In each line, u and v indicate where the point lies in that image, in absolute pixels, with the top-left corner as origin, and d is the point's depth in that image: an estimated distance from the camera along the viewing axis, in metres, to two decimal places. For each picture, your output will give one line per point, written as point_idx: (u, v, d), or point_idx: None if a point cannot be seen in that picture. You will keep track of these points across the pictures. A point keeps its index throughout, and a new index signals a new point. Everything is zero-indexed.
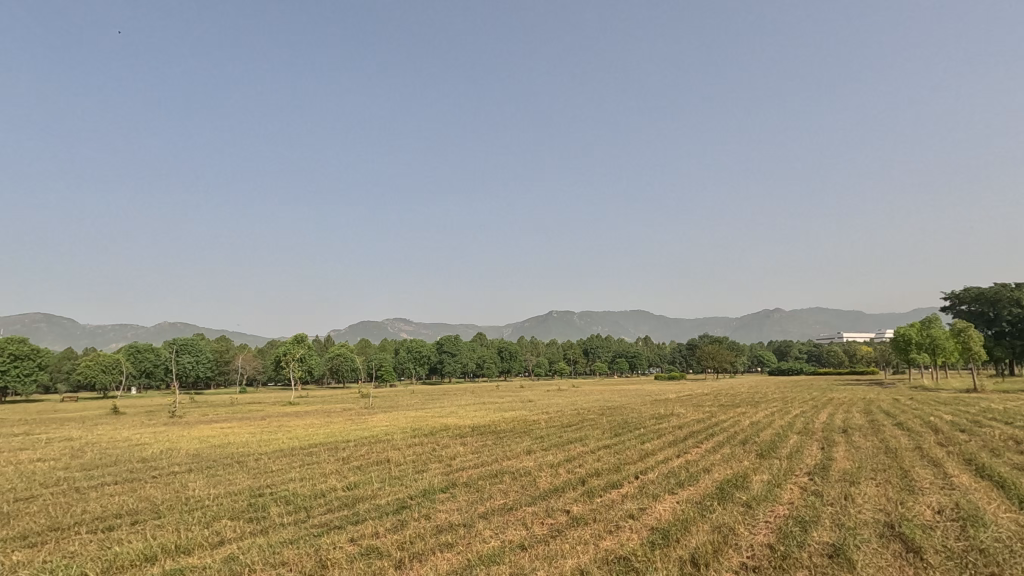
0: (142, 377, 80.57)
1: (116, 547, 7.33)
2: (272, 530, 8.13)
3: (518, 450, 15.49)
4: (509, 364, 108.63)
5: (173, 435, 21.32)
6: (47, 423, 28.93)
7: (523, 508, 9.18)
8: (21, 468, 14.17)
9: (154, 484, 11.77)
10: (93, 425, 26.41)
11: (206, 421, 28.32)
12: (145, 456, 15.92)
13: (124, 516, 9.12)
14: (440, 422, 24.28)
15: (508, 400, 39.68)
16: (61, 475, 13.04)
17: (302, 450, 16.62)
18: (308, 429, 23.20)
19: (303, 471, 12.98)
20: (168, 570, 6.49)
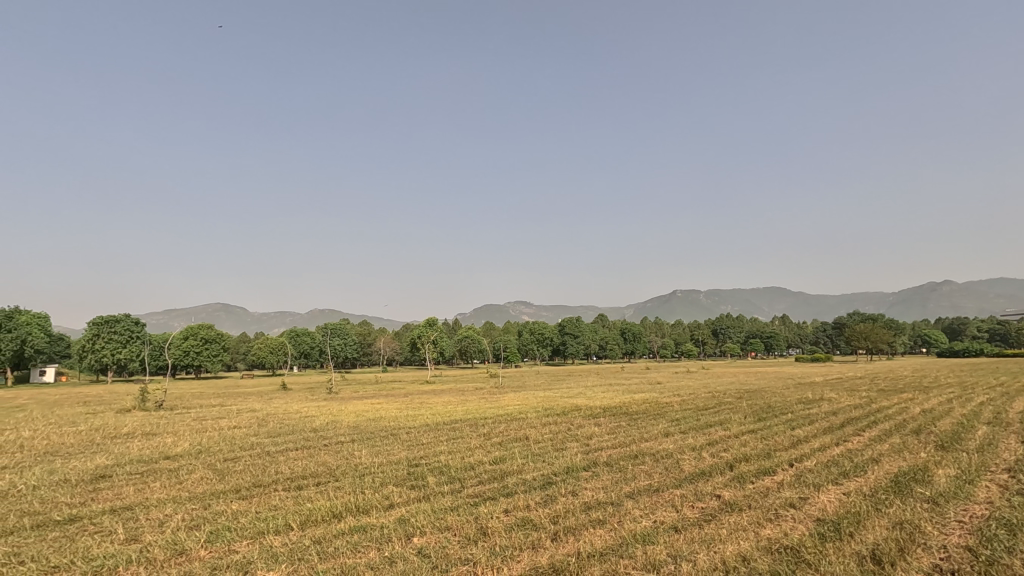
0: (302, 357, 91.29)
1: (309, 504, 8.45)
2: (433, 497, 8.83)
3: (655, 432, 15.20)
4: (633, 345, 106.49)
5: (333, 409, 23.92)
6: (235, 396, 34.09)
7: (671, 490, 9.01)
8: (222, 433, 16.82)
9: (327, 451, 13.34)
10: (270, 399, 30.55)
11: (358, 397, 31.44)
12: (315, 426, 18.05)
13: (309, 477, 10.48)
14: (570, 403, 24.52)
15: (636, 382, 38.94)
16: (254, 440, 15.30)
17: (446, 425, 17.77)
18: (448, 405, 24.76)
19: (451, 445, 13.91)
20: (353, 526, 7.35)
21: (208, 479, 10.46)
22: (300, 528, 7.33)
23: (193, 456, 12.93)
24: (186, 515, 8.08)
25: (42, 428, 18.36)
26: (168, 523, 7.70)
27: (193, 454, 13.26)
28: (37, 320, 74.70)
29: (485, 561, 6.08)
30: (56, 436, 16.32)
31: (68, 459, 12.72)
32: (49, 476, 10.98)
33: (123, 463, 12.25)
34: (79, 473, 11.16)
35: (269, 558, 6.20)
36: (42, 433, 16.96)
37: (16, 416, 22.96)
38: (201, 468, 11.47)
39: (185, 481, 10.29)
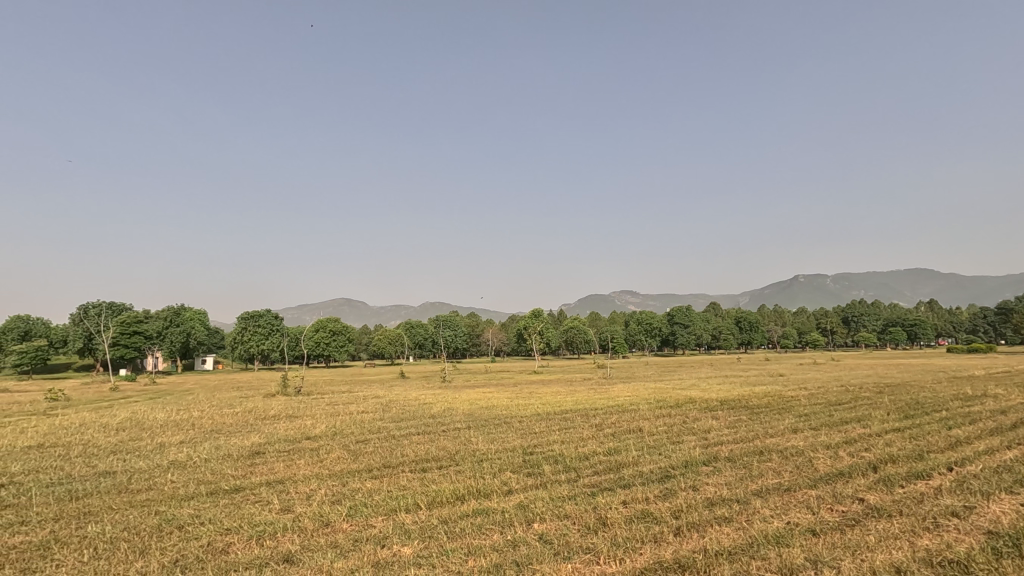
0: (417, 348, 96.70)
1: (434, 485, 8.94)
2: (550, 485, 8.97)
3: (782, 428, 14.15)
4: (750, 335, 99.99)
5: (448, 397, 25.06)
6: (361, 383, 36.99)
7: (804, 490, 8.35)
8: (353, 417, 18.33)
9: (446, 437, 14.03)
10: (391, 387, 32.75)
11: (470, 386, 32.72)
12: (433, 413, 19.04)
13: (431, 461, 11.10)
14: (684, 395, 23.57)
15: (756, 374, 36.52)
16: (380, 425, 16.50)
17: (557, 414, 17.90)
18: (558, 395, 24.92)
19: (563, 434, 13.99)
20: (475, 509, 7.67)
21: (344, 459, 11.46)
22: (427, 508, 7.79)
23: (330, 438, 14.23)
24: (328, 490, 8.92)
25: (209, 409, 21.17)
26: (313, 496, 8.55)
27: (329, 436, 14.59)
28: (198, 317, 86.25)
29: (607, 551, 6.06)
30: (219, 417, 18.74)
31: (230, 437, 14.56)
32: (216, 450, 12.66)
33: (273, 442, 13.79)
34: (238, 450, 12.73)
35: (402, 534, 6.65)
36: (208, 414, 19.56)
37: (188, 399, 26.74)
38: (337, 449, 12.59)
39: (325, 460, 11.36)
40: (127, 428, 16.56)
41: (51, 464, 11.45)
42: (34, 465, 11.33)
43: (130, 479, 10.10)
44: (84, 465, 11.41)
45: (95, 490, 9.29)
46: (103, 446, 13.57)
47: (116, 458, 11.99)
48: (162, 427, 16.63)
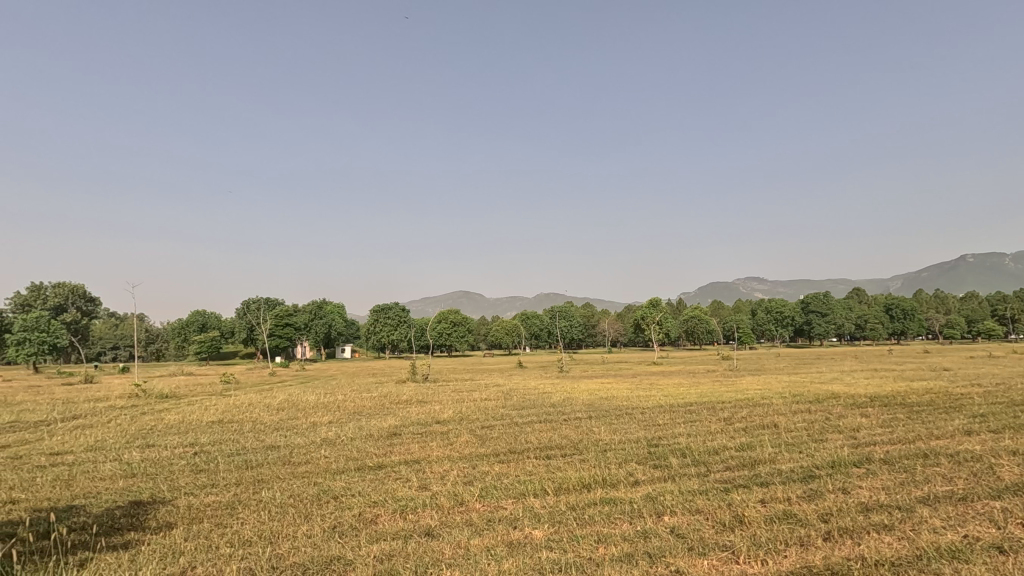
0: (534, 338, 98.37)
1: (560, 472, 9.05)
2: (680, 478, 8.69)
3: (951, 429, 12.37)
4: (904, 324, 88.43)
5: (567, 387, 25.18)
6: (483, 372, 38.51)
7: (985, 502, 7.23)
8: (477, 404, 19.12)
9: (568, 426, 14.13)
10: (511, 375, 33.72)
11: (589, 376, 32.63)
12: (554, 402, 19.26)
13: (555, 448, 11.26)
14: (825, 390, 21.48)
15: (913, 368, 32.30)
16: (503, 412, 17.06)
17: (681, 407, 17.23)
18: (680, 387, 24.00)
19: (690, 427, 13.45)
20: (603, 498, 7.66)
21: (472, 443, 12.02)
22: (554, 494, 7.93)
23: (457, 422, 14.99)
24: (460, 472, 9.43)
25: (350, 393, 23.28)
26: (447, 476, 9.08)
27: (457, 421, 15.37)
28: (337, 310, 95.12)
29: (747, 551, 5.73)
30: (359, 401, 20.53)
31: (369, 419, 15.91)
32: (359, 431, 13.90)
33: (407, 424, 14.84)
34: (378, 431, 13.88)
35: (532, 517, 6.84)
36: (350, 397, 21.53)
37: (333, 383, 29.65)
38: (465, 433, 13.24)
39: (455, 443, 12.00)
40: (286, 408, 18.78)
41: (230, 437, 13.33)
42: (217, 438, 13.26)
43: (291, 452, 11.47)
44: (254, 438, 13.14)
45: (265, 461, 10.68)
46: (268, 423, 15.50)
47: (279, 434, 13.65)
48: (313, 408, 18.63)
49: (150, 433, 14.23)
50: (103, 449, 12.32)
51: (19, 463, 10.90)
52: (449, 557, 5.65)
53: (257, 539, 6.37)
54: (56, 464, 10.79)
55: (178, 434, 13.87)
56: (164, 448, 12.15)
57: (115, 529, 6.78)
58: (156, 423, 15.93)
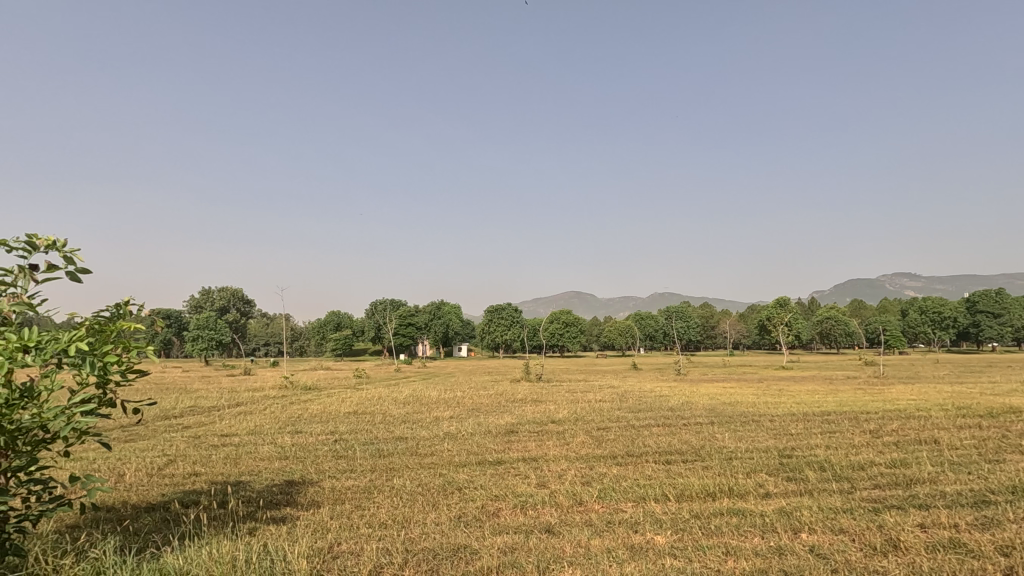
0: (648, 339, 95.64)
1: (681, 479, 8.71)
2: (818, 494, 7.95)
3: None
4: None
5: (686, 390, 24.10)
6: (596, 373, 38.17)
7: None
8: (592, 405, 19.00)
9: (688, 431, 13.54)
10: (625, 377, 33.08)
11: (709, 379, 30.99)
12: (672, 406, 18.57)
13: (676, 454, 10.85)
14: (1000, 402, 18.42)
15: None
16: (618, 414, 16.77)
17: (817, 416, 15.74)
18: (815, 394, 21.96)
19: (828, 439, 12.26)
20: (729, 508, 7.25)
21: (588, 444, 11.98)
22: (676, 500, 7.67)
23: (573, 423, 15.01)
24: (577, 472, 9.44)
25: (469, 390, 24.25)
26: (565, 475, 9.15)
27: (572, 421, 15.39)
28: (454, 310, 99.62)
29: None
30: (477, 398, 21.33)
31: (488, 416, 16.47)
32: (478, 426, 14.46)
33: (523, 423, 15.15)
34: (496, 427, 14.32)
35: (654, 523, 6.67)
36: (469, 394, 22.46)
37: (451, 380, 31.14)
38: (581, 434, 13.23)
39: (571, 443, 12.03)
40: (412, 402, 20.06)
41: (364, 427, 14.54)
42: (353, 427, 14.51)
43: (418, 444, 12.24)
44: (385, 430, 14.21)
45: (395, 451, 11.51)
46: (396, 416, 16.67)
47: (406, 426, 14.61)
48: (435, 403, 19.70)
49: (298, 420, 15.95)
50: (261, 432, 14.05)
51: (199, 442, 12.78)
52: (570, 555, 5.69)
53: (391, 523, 6.88)
54: (226, 444, 12.49)
55: (321, 423, 15.42)
56: (310, 434, 13.56)
57: (275, 504, 7.71)
58: (303, 412, 17.82)
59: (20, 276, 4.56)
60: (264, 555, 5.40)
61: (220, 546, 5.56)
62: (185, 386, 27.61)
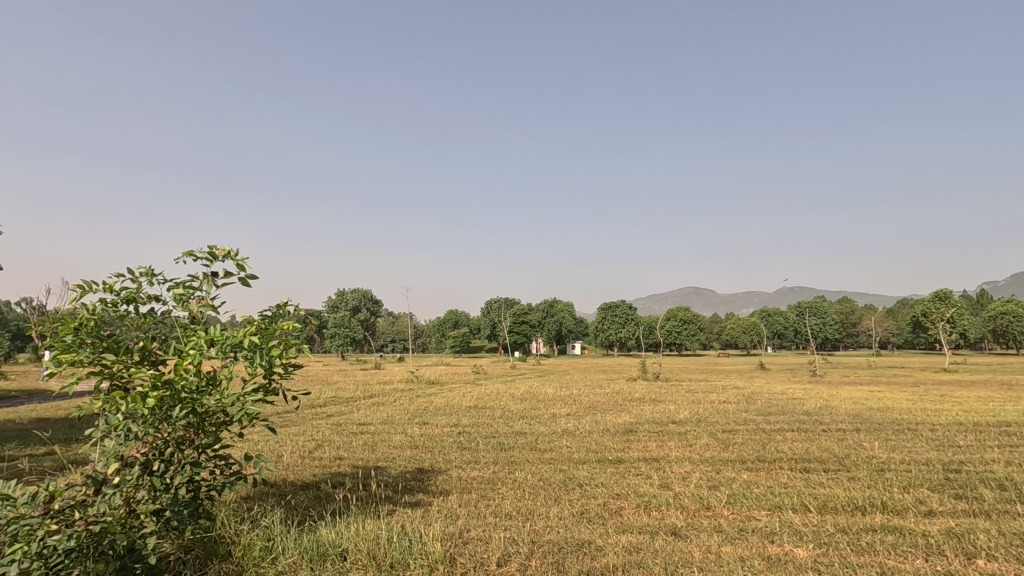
0: (777, 337, 88.75)
1: (822, 489, 7.99)
2: (998, 516, 6.87)
3: None
4: None
5: (823, 393, 21.97)
6: (719, 373, 36.16)
7: None
8: (716, 406, 18.04)
9: (828, 438, 12.35)
10: (752, 378, 30.95)
11: (851, 382, 27.98)
12: (808, 410, 17.04)
13: (816, 462, 9.95)
14: None
15: None
16: (746, 416, 15.74)
17: (993, 427, 13.54)
18: (989, 402, 18.93)
19: (1009, 453, 10.50)
20: (882, 525, 6.53)
21: (714, 446, 11.40)
22: (817, 512, 7.06)
23: (696, 424, 14.35)
24: (703, 475, 9.03)
25: (585, 388, 24.16)
26: (690, 478, 8.79)
27: (694, 422, 14.73)
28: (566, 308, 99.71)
29: None
30: (593, 395, 21.19)
31: (605, 414, 16.30)
32: (596, 424, 14.38)
33: (642, 422, 14.79)
34: (614, 426, 14.14)
35: (793, 534, 6.20)
36: (585, 392, 22.39)
37: (566, 378, 31.27)
38: (705, 436, 12.63)
39: (694, 446, 11.52)
40: (528, 398, 20.43)
41: (485, 421, 15.10)
42: (475, 421, 15.14)
43: (537, 439, 12.45)
44: (504, 424, 14.64)
45: (516, 445, 11.82)
46: (514, 411, 17.11)
47: (524, 422, 14.94)
48: (552, 400, 19.90)
49: (424, 413, 16.96)
50: (393, 423, 15.15)
51: (340, 429, 14.11)
52: (700, 561, 5.49)
53: (516, 514, 7.09)
54: (363, 432, 13.64)
55: (445, 416, 16.27)
56: (435, 426, 14.38)
57: (408, 489, 8.30)
58: (428, 405, 18.93)
59: (204, 282, 5.40)
60: (403, 536, 5.84)
61: (364, 524, 6.11)
62: (326, 379, 30.55)
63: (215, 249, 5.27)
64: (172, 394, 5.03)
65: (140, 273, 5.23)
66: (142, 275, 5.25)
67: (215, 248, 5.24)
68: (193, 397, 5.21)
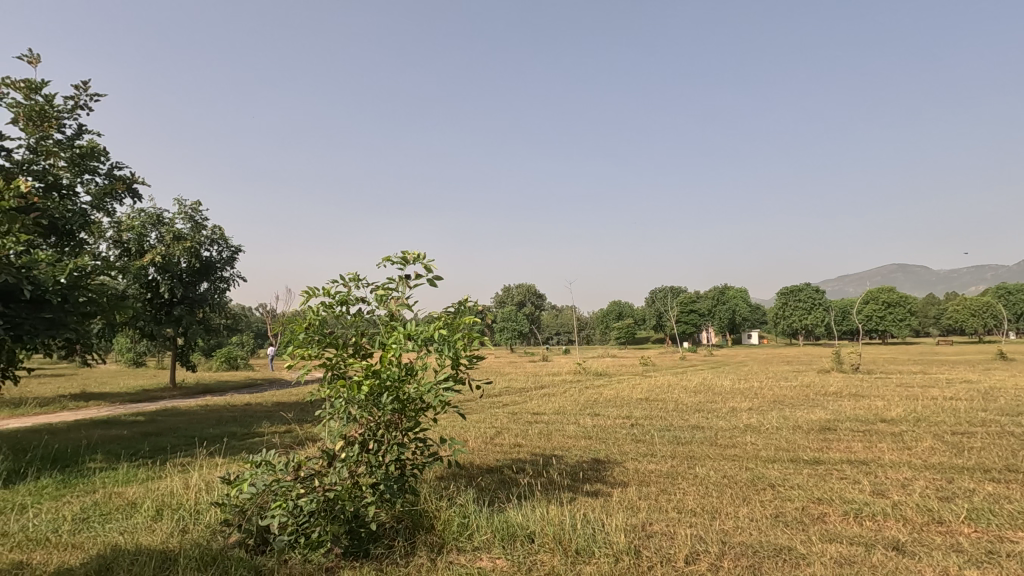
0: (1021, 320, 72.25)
1: None
2: None
3: None
4: None
5: None
6: (940, 363, 30.54)
7: None
8: (939, 404, 15.18)
9: None
10: (986, 370, 25.61)
11: None
12: None
13: None
14: None
15: None
16: (984, 416, 13.02)
17: None
18: None
19: None
20: None
21: (942, 451, 9.61)
22: None
23: (914, 424, 12.25)
24: (930, 483, 7.66)
25: (768, 381, 22.06)
26: (912, 486, 7.53)
27: (912, 421, 12.59)
28: (739, 295, 92.41)
29: None
30: (778, 389, 19.36)
31: (795, 409, 14.76)
32: (785, 420, 13.07)
33: (842, 420, 13.06)
34: (807, 422, 12.71)
35: None
36: (767, 385, 20.56)
37: (744, 369, 29.05)
38: (928, 438, 10.71)
39: (914, 448, 9.84)
40: (703, 391, 19.37)
41: (658, 414, 14.66)
42: (647, 413, 14.77)
43: (717, 434, 11.74)
44: (680, 417, 14.05)
45: (694, 440, 11.27)
46: (689, 404, 16.32)
47: (701, 415, 14.17)
48: (730, 393, 18.60)
49: (595, 404, 17.07)
50: (565, 413, 15.50)
51: (517, 418, 14.84)
52: None
53: (701, 511, 6.76)
54: (538, 421, 14.17)
55: (616, 407, 16.17)
56: (607, 417, 14.36)
57: (587, 478, 8.42)
58: (598, 396, 18.96)
59: (399, 283, 6.03)
60: (586, 523, 5.95)
61: (548, 510, 6.36)
62: (500, 370, 32.36)
63: (408, 254, 5.87)
64: (379, 383, 5.75)
65: (349, 278, 6.07)
66: (350, 280, 6.09)
67: (406, 253, 5.86)
68: (396, 385, 5.89)
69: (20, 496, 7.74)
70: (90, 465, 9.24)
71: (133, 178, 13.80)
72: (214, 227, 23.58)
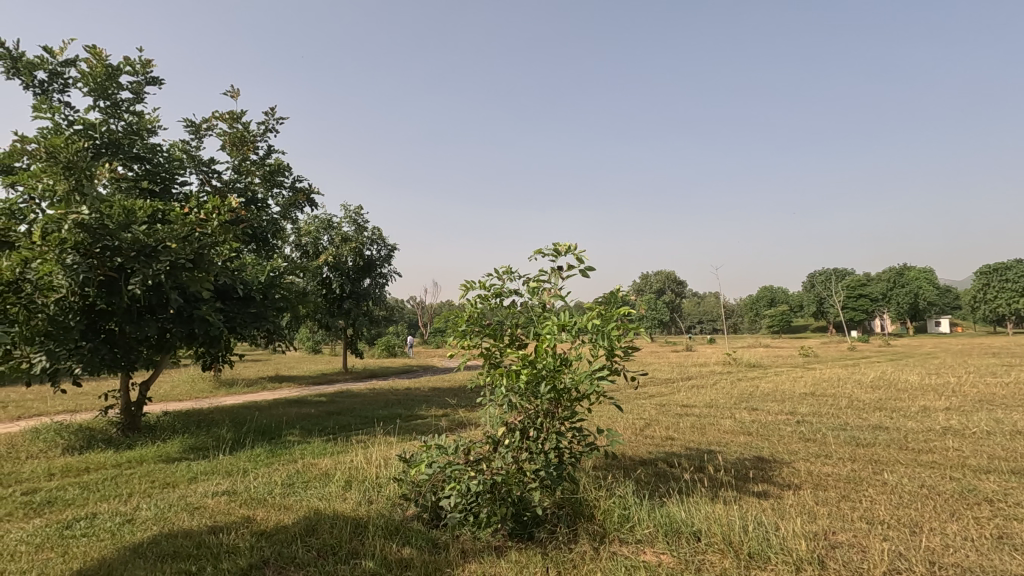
0: None
1: None
2: None
3: None
4: None
5: None
6: None
7: None
8: None
9: None
10: None
11: None
12: None
13: None
14: None
15: None
16: None
17: None
18: None
19: None
20: None
21: None
22: None
23: None
24: None
25: (969, 376, 18.68)
26: None
27: None
28: (922, 277, 79.74)
29: None
30: (985, 386, 16.30)
31: (1011, 411, 12.30)
32: (999, 424, 10.94)
33: None
34: None
35: None
36: (969, 381, 17.39)
37: (937, 363, 24.95)
38: None
39: None
40: (883, 386, 17.03)
41: (829, 411, 13.17)
42: (815, 410, 13.35)
43: (907, 437, 10.22)
44: (858, 416, 12.46)
45: (878, 442, 9.94)
46: (867, 401, 14.43)
47: (884, 414, 12.47)
48: (919, 389, 16.09)
49: (752, 398, 15.87)
50: (718, 406, 14.62)
51: (666, 410, 14.34)
52: None
53: (896, 524, 5.94)
54: (689, 414, 13.55)
55: (776, 402, 14.87)
56: (768, 413, 13.24)
57: (752, 477, 7.86)
58: (755, 389, 17.60)
59: (553, 275, 6.15)
60: (758, 526, 5.54)
61: (714, 508, 6.04)
62: (644, 361, 31.41)
63: (560, 246, 5.94)
64: (536, 372, 5.89)
65: (504, 272, 6.30)
66: (504, 274, 6.33)
67: (558, 245, 5.94)
68: (553, 374, 5.99)
69: (242, 461, 9.29)
70: (290, 437, 10.80)
71: (310, 188, 15.66)
72: (374, 228, 26.01)
